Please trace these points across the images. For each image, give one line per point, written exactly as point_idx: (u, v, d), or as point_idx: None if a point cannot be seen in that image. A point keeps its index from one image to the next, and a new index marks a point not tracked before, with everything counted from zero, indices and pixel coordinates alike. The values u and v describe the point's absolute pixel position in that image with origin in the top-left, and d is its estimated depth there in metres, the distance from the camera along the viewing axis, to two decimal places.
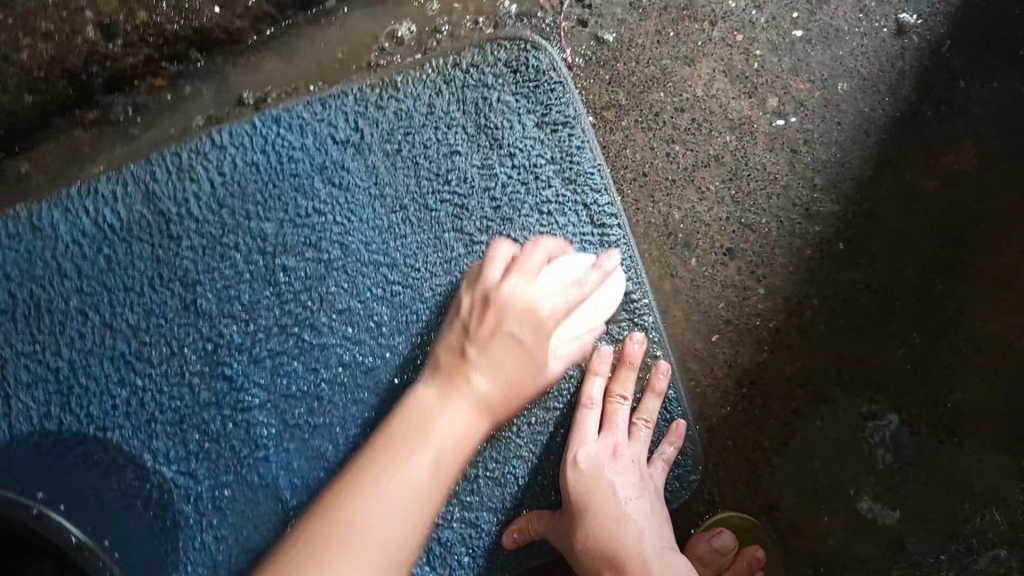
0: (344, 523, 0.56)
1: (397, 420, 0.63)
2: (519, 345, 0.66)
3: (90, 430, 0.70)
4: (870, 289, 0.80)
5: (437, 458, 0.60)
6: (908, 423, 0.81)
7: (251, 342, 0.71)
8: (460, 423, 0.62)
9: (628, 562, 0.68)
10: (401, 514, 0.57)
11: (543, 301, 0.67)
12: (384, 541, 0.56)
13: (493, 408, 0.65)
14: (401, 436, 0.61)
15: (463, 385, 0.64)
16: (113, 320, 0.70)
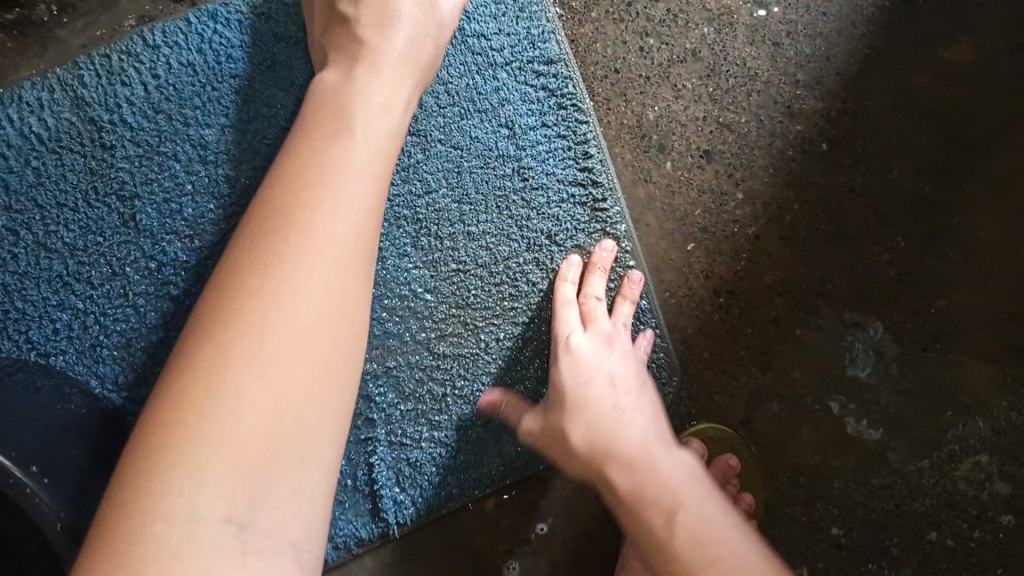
0: (249, 308, 0.42)
1: (304, 112, 0.51)
2: (384, 113, 0.53)
3: (31, 357, 0.65)
4: (854, 192, 0.76)
5: (343, 211, 0.47)
6: (890, 332, 0.78)
7: (197, 259, 0.66)
8: (364, 163, 0.49)
9: (611, 458, 0.61)
10: (364, 200, 0.48)
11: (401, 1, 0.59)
12: (358, 227, 0.47)
13: (404, 67, 0.57)
14: (315, 119, 0.51)
15: (366, 66, 0.55)
16: (47, 238, 0.65)
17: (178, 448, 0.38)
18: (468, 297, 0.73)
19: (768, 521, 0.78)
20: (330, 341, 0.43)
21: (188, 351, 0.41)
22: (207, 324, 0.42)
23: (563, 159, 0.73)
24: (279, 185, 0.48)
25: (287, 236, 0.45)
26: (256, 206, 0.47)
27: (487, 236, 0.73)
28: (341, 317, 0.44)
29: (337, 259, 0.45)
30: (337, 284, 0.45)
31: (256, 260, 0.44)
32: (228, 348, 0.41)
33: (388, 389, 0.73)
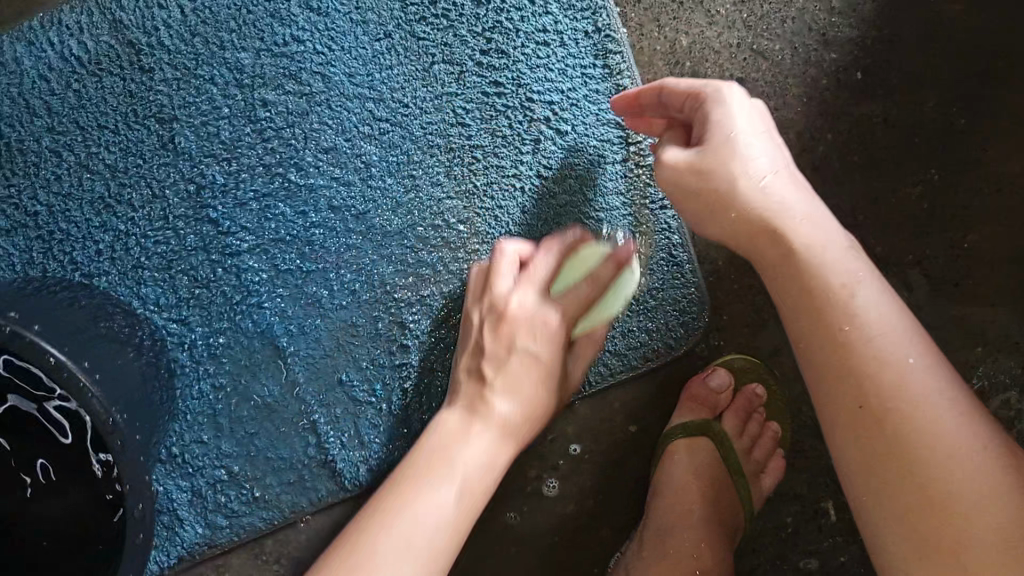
0: (374, 543, 0.50)
1: (432, 432, 0.58)
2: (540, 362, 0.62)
3: (75, 278, 0.66)
4: (888, 123, 0.76)
5: (460, 485, 0.54)
6: (922, 266, 0.78)
7: (234, 183, 0.68)
8: (482, 449, 0.57)
9: (731, 188, 0.53)
10: (480, 463, 0.56)
11: (550, 312, 0.63)
12: (518, 400, 0.60)
13: (538, 376, 0.62)
14: (439, 441, 0.57)
15: (483, 405, 0.60)
16: (89, 160, 0.67)
17: None
18: (502, 230, 0.71)
19: (793, 452, 0.79)
20: (467, 505, 0.55)
21: (368, 510, 0.53)
22: (372, 506, 0.53)
23: (599, 88, 0.72)
24: (412, 459, 0.56)
25: (455, 398, 0.61)
26: (388, 481, 0.56)
27: (521, 168, 0.71)
28: (467, 503, 0.55)
29: (493, 436, 0.58)
30: (500, 441, 0.58)
31: (451, 428, 0.58)
32: (423, 475, 0.54)
33: (422, 318, 0.71)
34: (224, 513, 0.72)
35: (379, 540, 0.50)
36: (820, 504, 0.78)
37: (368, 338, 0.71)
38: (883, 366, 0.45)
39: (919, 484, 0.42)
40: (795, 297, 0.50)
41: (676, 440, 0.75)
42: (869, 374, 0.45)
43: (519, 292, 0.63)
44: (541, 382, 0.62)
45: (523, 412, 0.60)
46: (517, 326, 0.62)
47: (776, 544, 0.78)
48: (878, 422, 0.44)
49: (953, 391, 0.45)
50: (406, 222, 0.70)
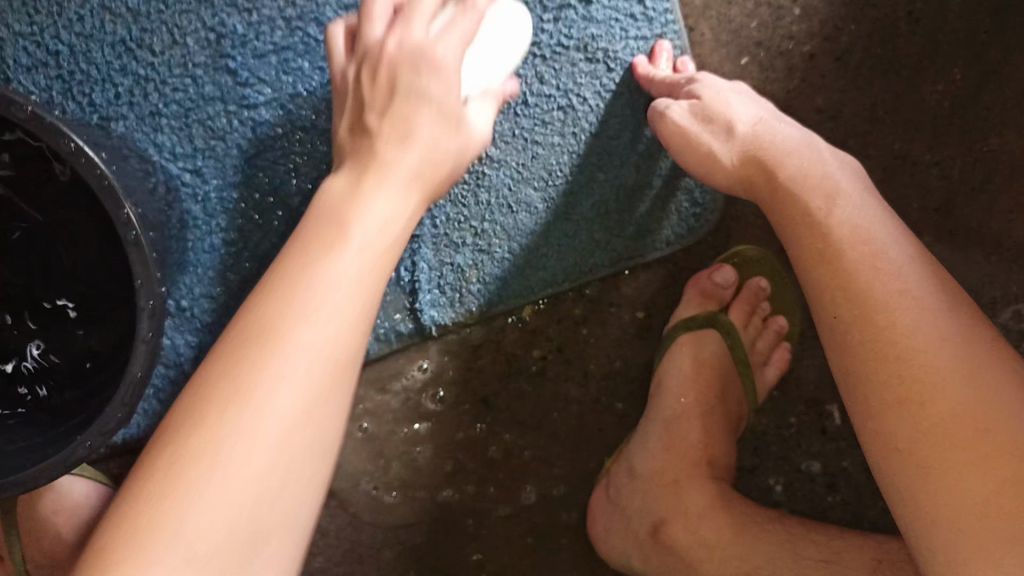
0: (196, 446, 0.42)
1: (245, 320, 0.46)
2: (450, 104, 0.55)
3: (94, 120, 0.68)
4: (913, 18, 0.76)
5: (305, 379, 0.44)
6: (939, 168, 0.77)
7: (254, 33, 0.68)
8: (292, 386, 0.43)
9: (770, 135, 0.63)
10: (322, 350, 0.44)
11: (438, 48, 0.55)
12: (423, 156, 0.54)
13: (361, 292, 0.47)
14: (244, 343, 0.44)
15: (337, 250, 0.48)
16: (112, 1, 0.67)
17: (167, 500, 0.41)
18: (519, 104, 0.72)
19: (803, 354, 0.78)
20: (309, 412, 0.44)
21: (217, 356, 0.45)
22: (226, 347, 0.45)
23: None
24: (205, 379, 0.44)
25: (260, 340, 0.44)
26: (184, 395, 0.45)
27: (540, 42, 0.71)
28: (333, 371, 0.45)
29: (360, 261, 0.48)
30: (369, 297, 0.48)
31: (274, 292, 0.46)
32: (259, 346, 0.44)
33: None
34: None
35: (205, 454, 0.41)
36: (826, 408, 0.78)
37: None
38: (890, 296, 0.53)
39: (917, 387, 0.49)
40: (826, 270, 0.56)
41: (680, 335, 0.74)
42: (895, 303, 0.52)
43: (396, 32, 0.55)
44: (436, 119, 0.55)
45: (429, 153, 0.54)
46: (422, 83, 0.54)
47: (779, 445, 0.78)
48: (888, 345, 0.51)
49: (973, 343, 0.50)
50: None
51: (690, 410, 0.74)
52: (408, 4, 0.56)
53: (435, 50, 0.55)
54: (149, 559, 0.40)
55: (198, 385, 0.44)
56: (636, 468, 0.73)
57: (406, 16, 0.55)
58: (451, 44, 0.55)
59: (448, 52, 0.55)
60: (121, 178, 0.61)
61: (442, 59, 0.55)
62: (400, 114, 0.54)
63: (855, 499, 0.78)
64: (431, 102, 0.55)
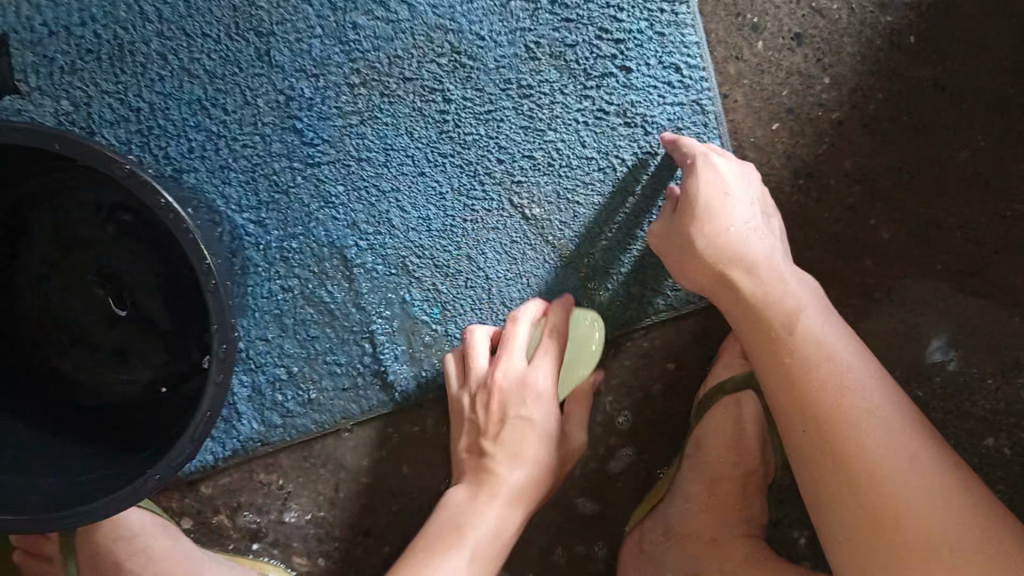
0: (440, 546, 0.67)
1: (436, 518, 0.70)
2: (532, 425, 0.73)
3: (167, 172, 0.74)
4: (938, 88, 0.80)
5: (475, 553, 0.67)
6: (963, 232, 0.81)
7: (319, 96, 0.75)
8: (493, 517, 0.69)
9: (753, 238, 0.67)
10: (490, 529, 0.69)
11: (535, 373, 0.73)
12: (526, 468, 0.72)
13: (513, 496, 0.71)
14: (440, 537, 0.68)
15: (490, 473, 0.71)
16: (190, 64, 0.73)
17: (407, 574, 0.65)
18: (561, 166, 0.77)
19: None
20: (487, 566, 0.68)
21: (422, 533, 0.70)
22: (437, 521, 0.70)
23: (664, 33, 0.76)
24: (418, 551, 0.67)
25: (451, 534, 0.68)
26: (412, 549, 0.68)
27: (581, 111, 0.77)
28: (497, 548, 0.69)
29: (467, 556, 0.67)
30: (508, 500, 0.70)
31: (458, 502, 0.70)
32: (440, 553, 0.66)
33: (483, 245, 0.77)
34: (280, 412, 0.78)
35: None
36: None
37: (435, 260, 0.77)
38: (856, 496, 0.53)
39: (918, 538, 0.50)
40: (792, 393, 0.58)
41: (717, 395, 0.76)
42: (867, 525, 0.52)
43: (503, 364, 0.73)
44: (526, 459, 0.72)
45: (528, 476, 0.72)
46: (523, 397, 0.73)
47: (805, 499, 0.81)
48: (882, 503, 0.51)
49: (958, 476, 0.53)
50: (474, 151, 0.76)
51: (727, 469, 0.76)
52: (519, 367, 0.73)
53: (551, 395, 0.73)
54: None
55: (415, 549, 0.68)
56: (673, 526, 0.75)
57: (505, 351, 0.73)
58: (538, 374, 0.73)
59: (542, 378, 0.73)
60: (205, 235, 0.68)
61: (539, 385, 0.73)
62: (485, 370, 0.73)
63: None
64: (510, 348, 0.73)
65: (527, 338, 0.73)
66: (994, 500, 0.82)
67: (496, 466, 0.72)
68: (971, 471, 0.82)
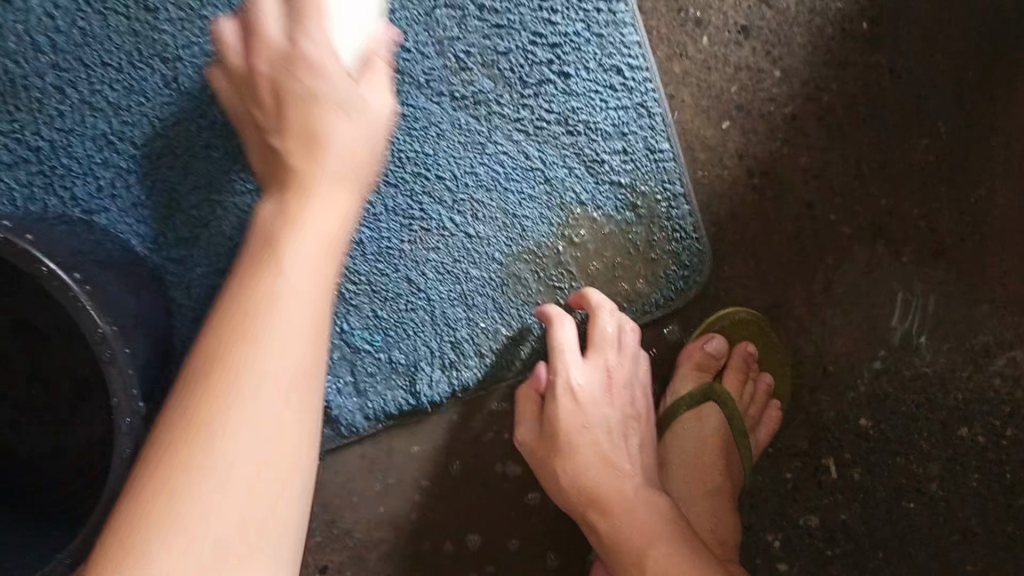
0: (216, 405, 0.40)
1: (222, 311, 0.44)
2: (352, 106, 0.53)
3: (77, 214, 0.69)
4: (895, 74, 0.76)
5: (277, 385, 0.42)
6: (927, 223, 0.77)
7: (236, 124, 0.69)
8: (294, 313, 0.44)
9: (605, 466, 0.67)
10: (276, 421, 0.41)
11: (333, 62, 0.53)
12: (342, 159, 0.53)
13: (318, 258, 0.48)
14: (210, 378, 0.41)
15: (289, 238, 0.48)
16: (92, 97, 0.68)
17: (202, 437, 0.40)
18: (504, 181, 0.72)
19: (796, 409, 0.80)
20: (284, 419, 0.42)
21: (201, 362, 0.42)
22: (193, 379, 0.41)
23: (603, 34, 0.72)
24: (193, 397, 0.41)
25: (216, 366, 0.41)
26: (173, 402, 0.41)
27: (520, 121, 0.72)
28: (321, 299, 0.46)
29: (314, 255, 0.47)
30: (307, 281, 0.46)
31: (277, 263, 0.46)
32: (262, 319, 0.43)
33: (425, 269, 0.73)
34: None
35: (198, 469, 0.39)
36: (821, 461, 0.80)
37: (377, 286, 0.73)
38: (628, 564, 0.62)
39: None
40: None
41: (681, 415, 0.77)
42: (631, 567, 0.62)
43: (255, 45, 0.53)
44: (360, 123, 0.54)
45: (333, 153, 0.52)
46: (317, 82, 0.52)
47: (775, 504, 0.80)
48: None
49: None
50: (410, 170, 0.71)
51: (698, 489, 0.75)
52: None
53: (342, 104, 0.53)
54: (183, 517, 0.38)
55: (173, 422, 0.41)
56: None
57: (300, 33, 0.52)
58: (347, 54, 0.54)
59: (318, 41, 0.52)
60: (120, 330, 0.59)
61: (319, 55, 0.52)
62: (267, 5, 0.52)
63: (854, 554, 0.80)
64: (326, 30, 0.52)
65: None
66: (967, 494, 0.80)
67: (279, 264, 0.46)
68: (943, 464, 0.79)
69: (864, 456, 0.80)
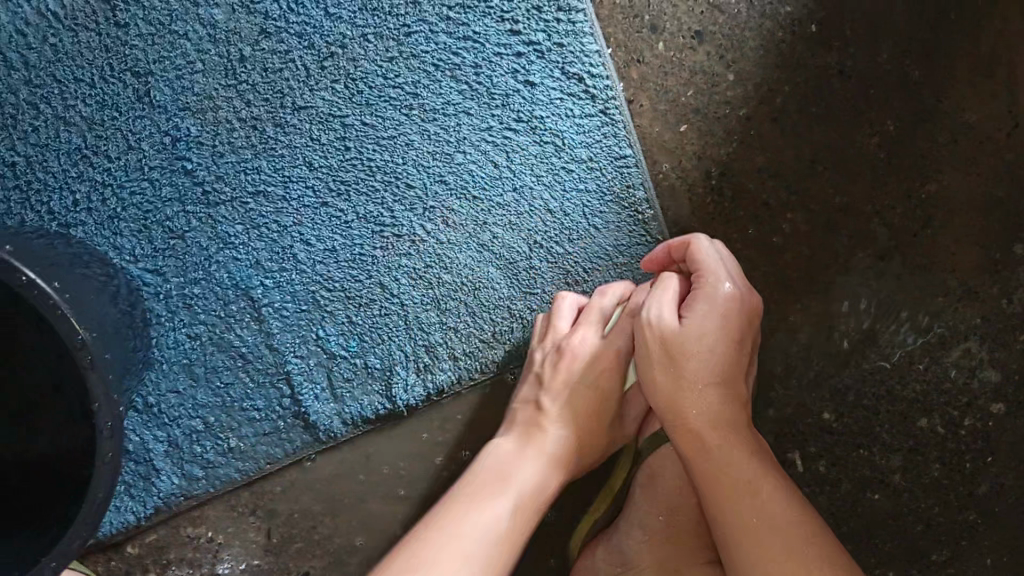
0: (431, 543, 0.58)
1: (479, 466, 0.66)
2: (597, 413, 0.70)
3: (52, 227, 0.70)
4: (844, 76, 0.79)
5: (499, 537, 0.60)
6: (880, 218, 0.80)
7: (208, 135, 0.72)
8: (526, 477, 0.65)
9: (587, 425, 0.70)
10: (479, 556, 0.58)
11: (581, 341, 0.71)
12: (558, 443, 0.68)
13: (547, 466, 0.66)
14: (474, 488, 0.63)
15: (541, 432, 0.68)
16: (65, 111, 0.70)
17: (431, 551, 0.57)
18: (474, 186, 0.75)
19: (764, 403, 0.82)
20: (497, 562, 0.59)
21: (436, 514, 0.61)
22: (444, 508, 0.62)
23: (564, 43, 0.75)
24: (441, 512, 0.62)
25: (468, 495, 0.62)
26: (422, 522, 0.61)
27: (487, 130, 0.74)
28: (517, 524, 0.62)
29: (512, 502, 0.62)
30: (511, 510, 0.62)
31: (503, 450, 0.67)
32: (452, 530, 0.59)
33: (401, 276, 0.74)
34: (201, 463, 0.74)
35: (423, 564, 0.56)
36: (789, 454, 0.82)
37: (352, 294, 0.74)
38: (738, 490, 0.59)
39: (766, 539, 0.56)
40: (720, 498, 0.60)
41: None
42: (740, 498, 0.59)
43: (577, 330, 0.71)
44: (604, 451, 0.72)
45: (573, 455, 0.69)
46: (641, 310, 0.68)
47: None
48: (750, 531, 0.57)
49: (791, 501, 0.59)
50: (381, 178, 0.74)
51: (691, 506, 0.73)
52: (584, 314, 0.72)
53: (622, 370, 0.71)
54: None
55: (432, 517, 0.62)
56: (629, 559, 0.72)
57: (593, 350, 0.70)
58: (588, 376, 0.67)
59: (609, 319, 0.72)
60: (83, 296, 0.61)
61: (578, 348, 0.71)
62: (563, 316, 0.72)
63: None
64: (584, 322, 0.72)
65: (618, 319, 0.72)
66: (929, 479, 0.82)
67: (509, 468, 0.65)
68: (905, 453, 0.82)
69: (830, 446, 0.82)
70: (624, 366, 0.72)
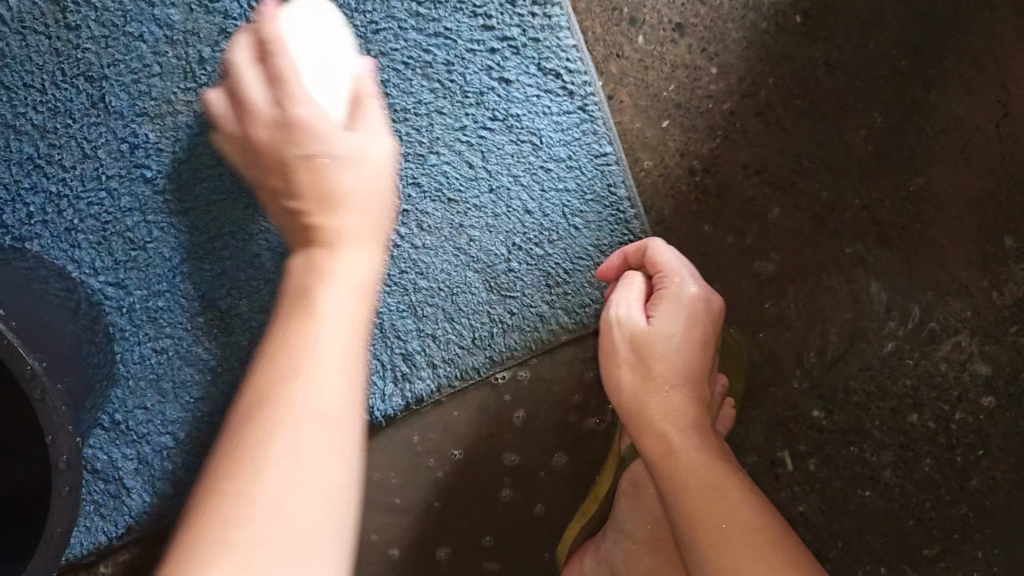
0: (260, 442, 0.41)
1: (279, 315, 0.47)
2: (356, 159, 0.55)
3: (7, 242, 0.67)
4: (830, 67, 0.76)
5: (344, 362, 0.44)
6: (869, 213, 0.78)
7: (168, 141, 0.68)
8: (352, 267, 0.50)
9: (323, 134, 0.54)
10: (339, 408, 0.43)
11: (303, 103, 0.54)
12: (363, 213, 0.54)
13: (368, 231, 0.53)
14: (259, 384, 0.43)
15: (326, 216, 0.53)
16: (17, 120, 0.67)
17: (281, 391, 0.42)
18: (449, 189, 0.72)
19: (752, 404, 0.80)
20: (331, 452, 0.42)
21: (247, 413, 0.42)
22: (248, 418, 0.42)
23: (539, 39, 0.72)
24: (233, 438, 0.42)
25: (289, 353, 0.44)
26: (233, 418, 0.43)
27: (461, 130, 0.72)
28: (365, 299, 0.49)
29: (353, 292, 0.48)
30: (349, 320, 0.46)
31: (299, 268, 0.50)
32: (289, 352, 0.44)
33: None
34: (173, 480, 0.71)
35: (271, 465, 0.40)
36: (777, 454, 0.80)
37: None
38: (706, 495, 0.57)
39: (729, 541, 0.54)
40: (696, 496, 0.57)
41: None
42: (708, 503, 0.56)
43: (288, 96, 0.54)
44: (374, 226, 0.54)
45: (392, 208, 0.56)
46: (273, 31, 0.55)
47: None
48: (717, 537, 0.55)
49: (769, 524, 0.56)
50: None
51: None
52: (282, 65, 0.54)
53: (350, 176, 0.54)
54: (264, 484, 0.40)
55: (228, 437, 0.42)
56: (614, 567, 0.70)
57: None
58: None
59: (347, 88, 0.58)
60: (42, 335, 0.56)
61: (307, 116, 0.54)
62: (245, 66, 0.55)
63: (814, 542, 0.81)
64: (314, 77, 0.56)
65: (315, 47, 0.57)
66: (920, 477, 0.81)
67: (298, 334, 0.44)
68: (897, 448, 0.80)
69: (820, 446, 0.80)
70: (357, 133, 0.56)
